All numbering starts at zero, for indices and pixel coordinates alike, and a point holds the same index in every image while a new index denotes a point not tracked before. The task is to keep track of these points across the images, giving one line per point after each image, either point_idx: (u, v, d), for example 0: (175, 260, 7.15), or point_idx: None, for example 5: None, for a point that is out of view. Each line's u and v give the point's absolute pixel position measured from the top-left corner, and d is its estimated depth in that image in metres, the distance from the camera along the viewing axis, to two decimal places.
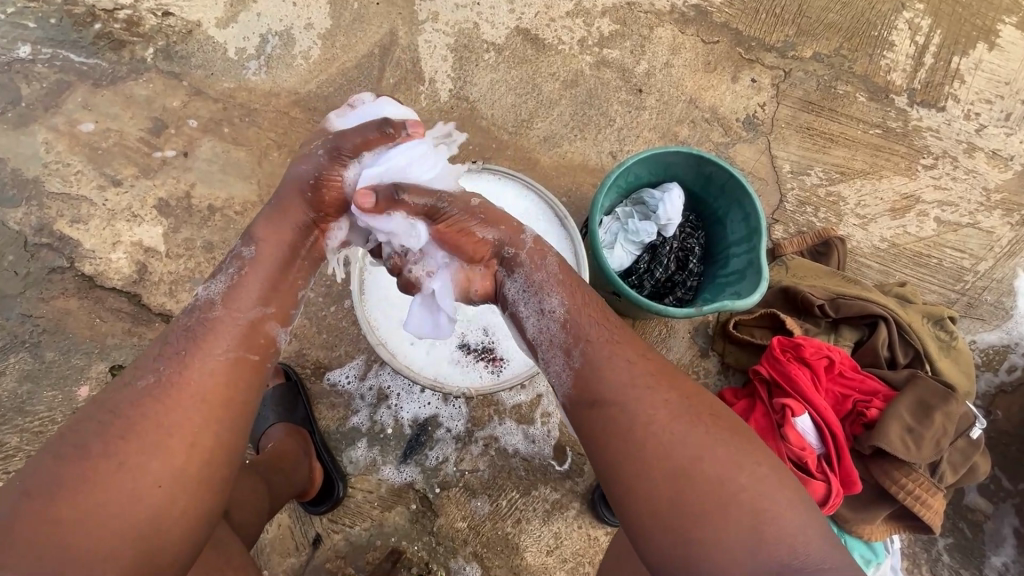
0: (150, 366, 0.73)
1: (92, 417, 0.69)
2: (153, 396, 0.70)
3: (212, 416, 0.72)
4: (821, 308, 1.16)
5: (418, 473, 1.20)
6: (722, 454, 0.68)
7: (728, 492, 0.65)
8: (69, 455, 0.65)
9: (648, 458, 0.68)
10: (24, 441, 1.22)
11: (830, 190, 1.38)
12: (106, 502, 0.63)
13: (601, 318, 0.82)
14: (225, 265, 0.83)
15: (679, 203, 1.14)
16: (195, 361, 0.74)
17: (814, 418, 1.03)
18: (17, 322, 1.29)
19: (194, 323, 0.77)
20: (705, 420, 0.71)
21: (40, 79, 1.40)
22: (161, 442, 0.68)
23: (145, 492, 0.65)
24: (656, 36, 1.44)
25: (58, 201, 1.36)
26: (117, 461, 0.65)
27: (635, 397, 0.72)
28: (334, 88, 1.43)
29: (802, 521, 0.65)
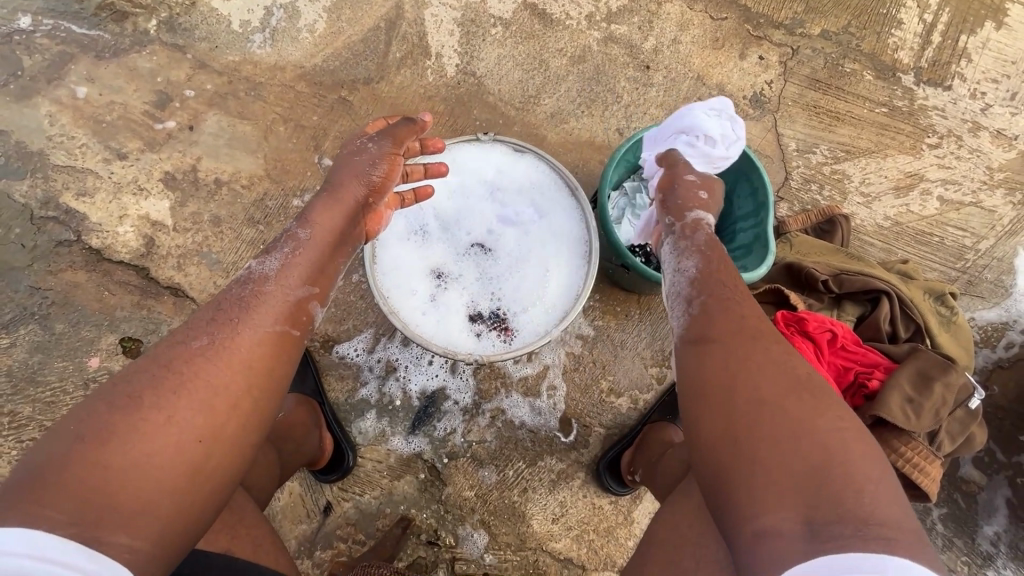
0: (204, 329, 0.74)
1: (141, 369, 0.69)
2: (205, 353, 0.72)
3: (252, 380, 0.73)
4: (824, 284, 1.17)
5: (426, 443, 1.22)
6: (806, 410, 0.68)
7: (804, 441, 0.65)
8: (116, 405, 0.65)
9: (738, 401, 0.71)
10: (36, 411, 1.24)
11: (835, 167, 1.39)
12: (153, 453, 0.63)
13: (728, 281, 0.85)
14: (278, 244, 0.87)
15: None
16: (245, 325, 0.76)
17: None
18: (25, 294, 1.29)
19: (248, 293, 0.80)
20: (796, 381, 0.72)
21: (42, 50, 1.38)
22: (207, 399, 0.69)
23: (187, 447, 0.66)
24: (664, 12, 1.44)
25: (63, 174, 1.35)
26: (166, 414, 0.66)
27: (746, 347, 0.75)
28: (340, 62, 1.42)
29: (885, 503, 0.61)
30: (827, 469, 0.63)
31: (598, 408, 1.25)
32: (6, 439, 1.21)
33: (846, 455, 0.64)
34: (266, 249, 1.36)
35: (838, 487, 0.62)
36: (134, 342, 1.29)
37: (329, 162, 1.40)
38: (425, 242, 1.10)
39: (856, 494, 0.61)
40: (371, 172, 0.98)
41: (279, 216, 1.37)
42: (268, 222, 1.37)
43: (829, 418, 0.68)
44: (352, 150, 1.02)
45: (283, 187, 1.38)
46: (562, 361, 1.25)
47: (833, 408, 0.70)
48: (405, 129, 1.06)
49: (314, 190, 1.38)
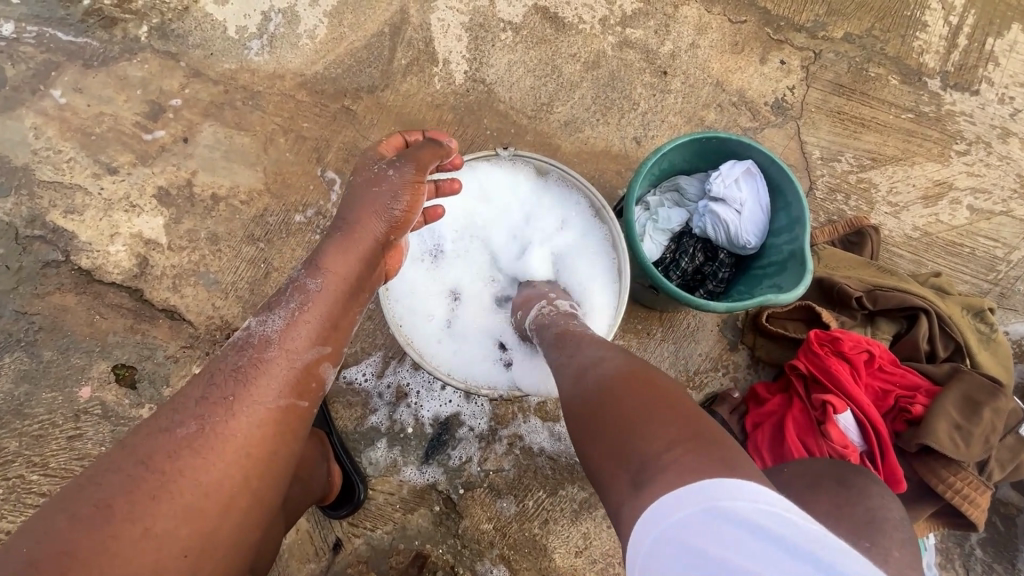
0: (192, 413, 0.68)
1: (121, 467, 0.63)
2: (194, 448, 0.65)
3: (248, 474, 0.68)
4: (858, 300, 1.12)
5: (440, 474, 1.15)
6: (623, 393, 0.61)
7: (620, 427, 0.58)
8: (93, 516, 0.59)
9: (568, 427, 0.66)
10: (24, 445, 1.16)
11: (861, 176, 1.34)
12: (131, 573, 0.59)
13: (549, 324, 0.86)
14: (284, 297, 0.80)
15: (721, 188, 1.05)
16: (242, 404, 0.70)
17: (856, 414, 1.00)
18: (10, 319, 1.21)
19: (245, 361, 0.73)
20: (615, 369, 0.65)
21: (25, 59, 1.30)
22: (193, 504, 0.63)
23: (169, 562, 0.61)
24: (681, 15, 1.38)
25: (49, 190, 1.27)
26: (146, 525, 0.60)
27: (558, 377, 0.73)
28: (342, 69, 1.35)
29: (653, 443, 0.54)
30: (641, 446, 0.55)
31: None
32: None
33: (651, 426, 0.56)
34: (267, 268, 1.28)
35: (632, 448, 0.56)
36: (128, 370, 1.22)
37: (332, 175, 1.33)
38: (443, 266, 1.05)
39: (643, 444, 0.55)
40: (393, 208, 0.90)
41: (280, 233, 1.30)
42: (268, 239, 1.29)
43: (652, 390, 0.60)
44: (368, 179, 0.92)
45: (285, 202, 1.31)
46: None
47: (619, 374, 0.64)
48: (429, 151, 0.94)
49: (317, 205, 1.31)
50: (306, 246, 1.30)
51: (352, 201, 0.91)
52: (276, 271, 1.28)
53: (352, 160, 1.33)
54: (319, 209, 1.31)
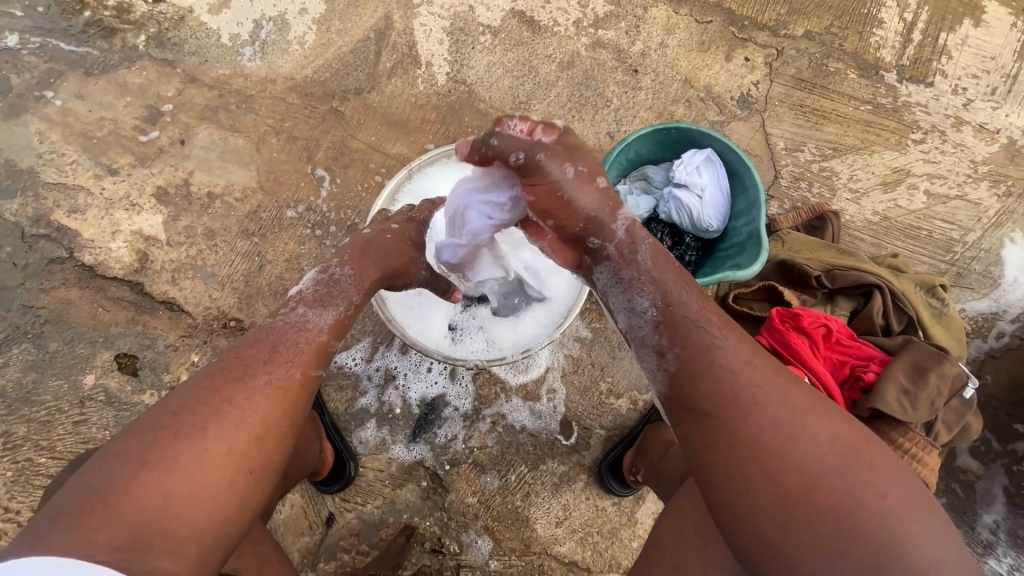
0: (261, 364, 0.76)
1: (202, 396, 0.72)
2: (264, 390, 0.74)
3: (297, 417, 0.77)
4: (817, 279, 1.19)
5: (427, 451, 1.21)
6: (847, 479, 0.65)
7: (841, 509, 0.64)
8: (179, 434, 0.68)
9: (762, 477, 0.67)
10: (32, 431, 1.23)
11: (823, 165, 1.41)
12: (209, 484, 0.67)
13: (699, 318, 0.79)
14: (332, 296, 0.88)
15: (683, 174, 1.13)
16: (295, 366, 0.78)
17: (813, 383, 1.06)
18: (18, 313, 1.28)
19: (302, 337, 0.82)
20: (834, 443, 0.68)
21: (30, 69, 1.38)
22: (259, 434, 0.72)
23: (238, 480, 0.69)
24: (650, 16, 1.46)
25: (54, 192, 1.34)
26: (221, 445, 0.69)
27: (744, 411, 0.70)
28: (330, 73, 1.42)
29: (924, 545, 0.62)
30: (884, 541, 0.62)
31: (598, 410, 1.26)
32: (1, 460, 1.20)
33: (898, 522, 0.63)
34: (261, 261, 1.35)
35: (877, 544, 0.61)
36: (130, 358, 1.29)
37: (322, 172, 1.40)
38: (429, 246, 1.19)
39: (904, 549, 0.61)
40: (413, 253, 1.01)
41: (273, 228, 1.37)
42: (262, 234, 1.36)
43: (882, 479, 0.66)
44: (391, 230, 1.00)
45: (277, 198, 1.38)
46: (562, 364, 1.26)
47: (863, 449, 0.68)
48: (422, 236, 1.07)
49: (308, 201, 1.38)
50: (298, 240, 1.37)
51: (377, 241, 0.97)
52: (269, 264, 1.35)
53: (340, 158, 1.40)
54: (310, 205, 1.38)
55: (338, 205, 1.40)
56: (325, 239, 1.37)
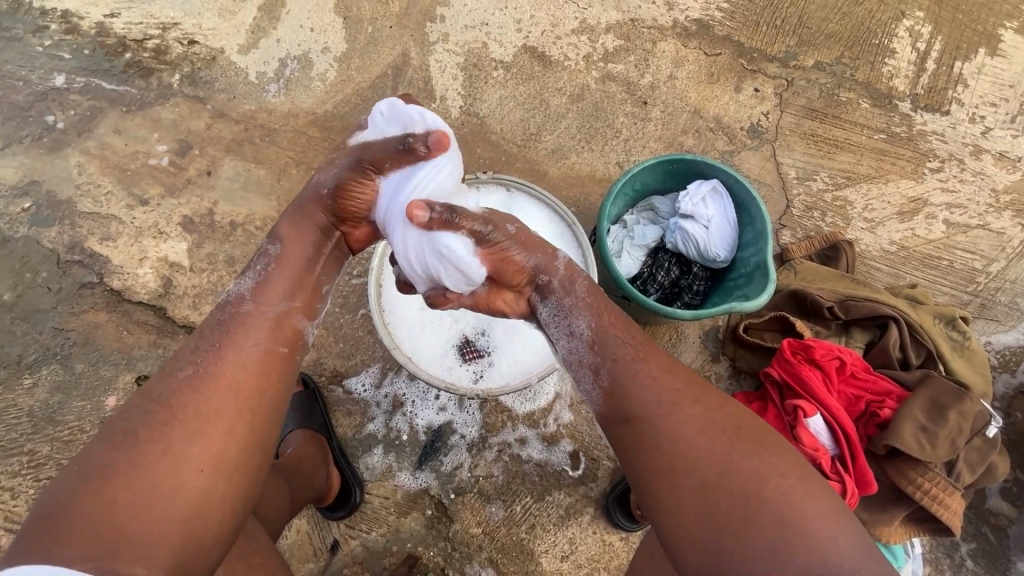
0: (187, 359, 0.78)
1: (139, 406, 0.74)
2: (196, 385, 0.76)
3: (241, 403, 0.77)
4: (830, 310, 1.16)
5: (433, 479, 1.22)
6: (751, 469, 0.70)
7: (754, 499, 0.68)
8: (120, 441, 0.71)
9: (681, 469, 0.72)
10: (55, 449, 1.28)
11: (836, 194, 1.40)
12: (156, 485, 0.69)
13: (626, 336, 0.84)
14: (254, 260, 0.88)
15: (688, 203, 1.13)
16: (229, 349, 0.79)
17: (826, 418, 1.04)
18: (49, 335, 1.35)
19: (228, 317, 0.83)
20: (741, 439, 0.73)
21: (74, 106, 1.48)
22: (205, 424, 0.74)
23: (189, 476, 0.71)
24: (659, 50, 1.48)
25: (89, 220, 1.42)
26: (163, 446, 0.71)
27: (665, 415, 0.75)
28: (349, 108, 1.49)
29: (835, 529, 0.67)
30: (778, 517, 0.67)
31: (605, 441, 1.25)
32: (26, 477, 1.26)
33: (799, 508, 0.67)
34: None
35: (792, 529, 0.66)
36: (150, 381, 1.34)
37: None
38: None
39: (812, 534, 0.65)
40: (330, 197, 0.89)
41: None
42: None
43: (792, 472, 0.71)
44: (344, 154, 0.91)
45: None
46: (569, 394, 1.25)
47: (777, 450, 0.73)
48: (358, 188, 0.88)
49: None
50: None
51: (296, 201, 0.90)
52: None
53: None
54: None
55: None
56: None
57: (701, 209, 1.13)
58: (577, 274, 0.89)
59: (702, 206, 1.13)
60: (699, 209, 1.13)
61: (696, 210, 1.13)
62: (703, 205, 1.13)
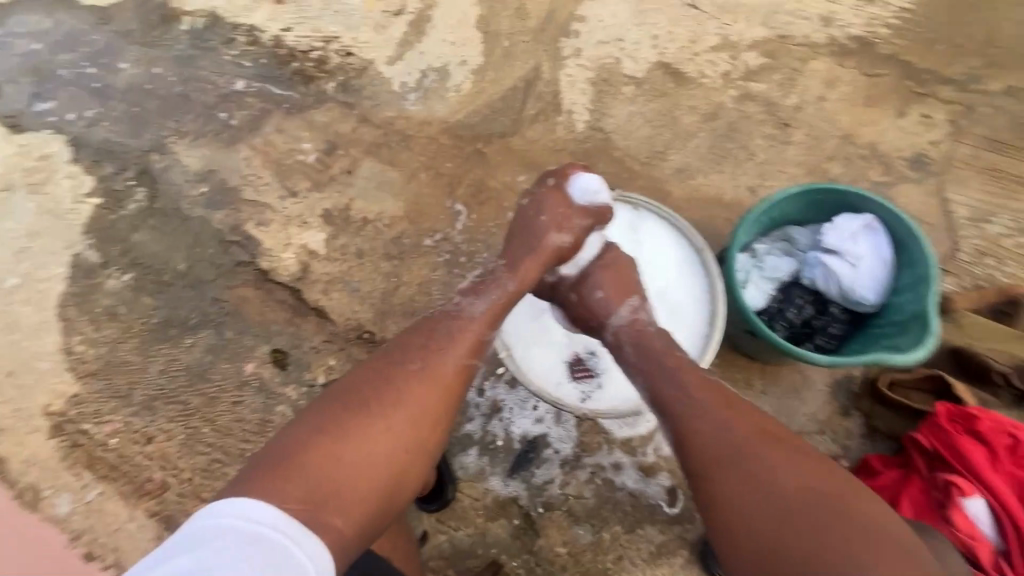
0: (412, 356, 0.88)
1: (366, 381, 0.84)
2: (416, 380, 0.86)
3: (443, 407, 0.87)
4: (1000, 375, 1.03)
5: (523, 489, 1.22)
6: (814, 529, 0.69)
7: (818, 560, 0.67)
8: (350, 409, 0.80)
9: (743, 529, 0.73)
10: (202, 403, 1.48)
11: (1021, 241, 1.19)
12: (372, 455, 0.78)
13: (687, 385, 0.86)
14: (488, 285, 1.00)
15: (834, 238, 1.03)
16: (445, 357, 0.89)
17: (988, 502, 0.89)
18: (208, 303, 1.56)
19: (453, 331, 0.93)
20: (806, 496, 0.71)
21: (248, 107, 1.70)
22: (415, 418, 0.83)
23: (397, 457, 0.80)
24: (809, 69, 1.37)
25: (249, 207, 1.62)
26: (385, 425, 0.80)
27: (725, 472, 0.76)
28: (479, 118, 1.55)
29: None
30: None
31: None
32: (178, 424, 1.47)
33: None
34: (397, 282, 1.50)
35: None
36: (282, 354, 1.50)
37: (460, 207, 1.52)
38: None
39: None
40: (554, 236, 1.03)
41: (411, 253, 1.51)
42: (402, 257, 1.51)
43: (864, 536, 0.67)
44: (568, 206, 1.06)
45: (418, 227, 1.53)
46: None
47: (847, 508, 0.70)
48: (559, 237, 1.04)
49: (444, 232, 1.51)
50: (430, 267, 1.50)
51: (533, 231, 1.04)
52: (404, 285, 1.49)
53: (478, 196, 1.52)
54: (446, 236, 1.51)
55: (471, 238, 1.51)
56: (454, 269, 1.49)
57: (849, 245, 1.02)
58: (624, 340, 0.97)
59: (850, 242, 1.02)
60: (846, 244, 1.02)
61: (842, 247, 1.02)
62: (852, 241, 1.02)
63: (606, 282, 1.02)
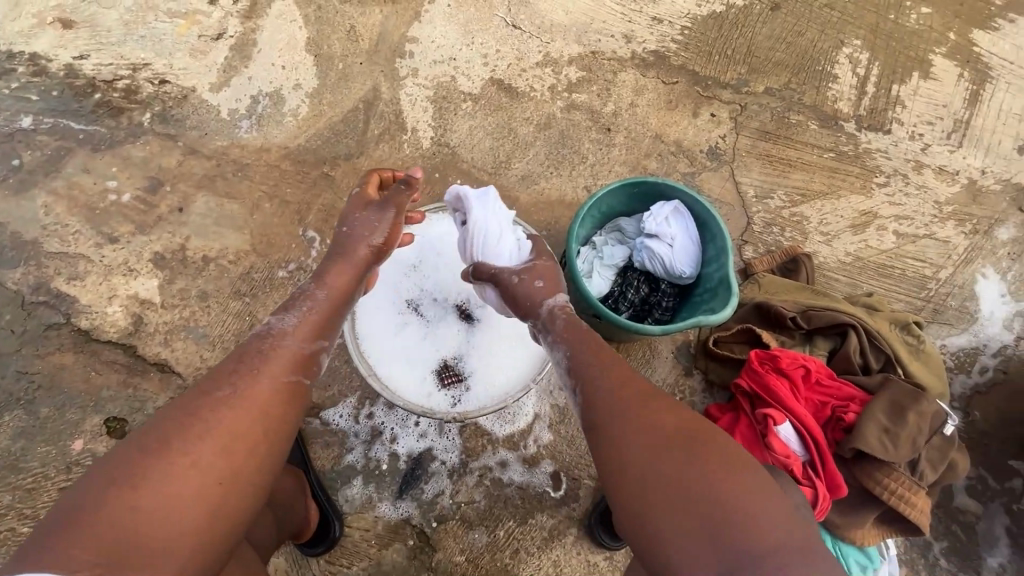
0: (226, 378, 0.78)
1: (170, 414, 0.73)
2: (229, 402, 0.75)
3: (268, 427, 0.77)
4: (793, 320, 1.21)
5: (414, 508, 1.20)
6: (688, 465, 0.69)
7: (689, 491, 0.68)
8: (149, 449, 0.69)
9: (625, 469, 0.72)
10: (17, 499, 1.24)
11: (794, 211, 1.47)
12: (176, 495, 0.67)
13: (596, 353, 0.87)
14: (296, 301, 0.91)
15: (652, 223, 1.18)
16: (263, 374, 0.80)
17: (795, 425, 1.07)
18: (12, 379, 1.31)
19: (267, 346, 0.83)
20: (686, 437, 0.72)
21: (41, 146, 1.47)
22: (227, 445, 0.72)
23: (209, 490, 0.69)
24: (620, 80, 1.56)
25: (55, 260, 1.40)
26: (192, 458, 0.69)
27: (617, 421, 0.76)
28: (322, 141, 1.52)
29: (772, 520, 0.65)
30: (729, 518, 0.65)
31: (586, 460, 1.25)
32: None
33: (730, 500, 0.66)
34: (252, 320, 1.40)
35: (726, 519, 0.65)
36: (119, 422, 1.31)
37: (313, 234, 1.46)
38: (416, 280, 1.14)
39: (749, 525, 0.64)
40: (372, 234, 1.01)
41: (264, 287, 1.42)
42: (254, 293, 1.41)
43: (734, 469, 0.69)
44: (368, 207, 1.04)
45: (269, 260, 1.44)
46: (548, 414, 1.26)
47: (719, 448, 0.71)
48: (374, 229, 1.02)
49: (298, 261, 1.44)
50: None
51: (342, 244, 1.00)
52: (260, 323, 1.40)
53: (331, 220, 1.48)
54: (300, 264, 1.44)
55: None
56: None
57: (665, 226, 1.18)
58: (558, 315, 0.95)
59: (665, 224, 1.18)
60: (662, 226, 1.18)
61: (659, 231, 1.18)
62: (665, 223, 1.18)
63: (542, 273, 1.01)
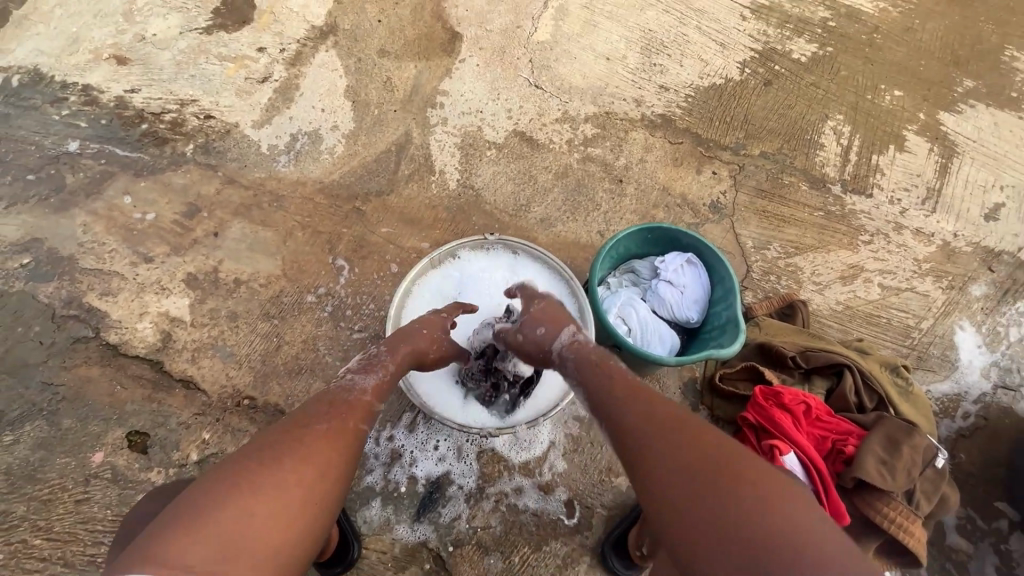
0: (321, 417, 0.86)
1: (276, 438, 0.80)
2: (328, 435, 0.83)
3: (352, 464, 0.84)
4: (793, 359, 1.31)
5: (431, 531, 1.23)
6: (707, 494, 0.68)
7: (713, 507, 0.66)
8: (261, 463, 0.75)
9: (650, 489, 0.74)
10: (31, 510, 1.24)
11: (788, 261, 1.61)
12: (282, 506, 0.72)
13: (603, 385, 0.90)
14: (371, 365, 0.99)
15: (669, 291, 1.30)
16: (352, 419, 0.88)
17: (800, 456, 1.14)
18: (35, 390, 1.33)
19: (352, 397, 0.92)
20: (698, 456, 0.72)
21: (85, 169, 1.56)
22: (325, 471, 0.79)
23: (307, 505, 0.75)
24: (630, 138, 1.72)
25: (90, 276, 1.45)
26: (298, 475, 0.76)
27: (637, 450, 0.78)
28: (355, 177, 1.63)
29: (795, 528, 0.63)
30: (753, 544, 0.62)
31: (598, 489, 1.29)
32: None
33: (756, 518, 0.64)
34: (278, 341, 1.45)
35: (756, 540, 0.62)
36: (140, 437, 1.32)
37: (342, 262, 1.54)
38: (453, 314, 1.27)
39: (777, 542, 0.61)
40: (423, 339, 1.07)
41: (293, 311, 1.48)
42: (282, 316, 1.47)
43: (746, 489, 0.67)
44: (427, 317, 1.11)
45: (299, 284, 1.51)
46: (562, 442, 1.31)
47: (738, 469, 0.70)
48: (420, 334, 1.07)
49: (327, 286, 1.51)
50: (315, 322, 1.48)
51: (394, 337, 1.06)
52: (286, 344, 1.45)
53: (359, 251, 1.56)
54: (329, 290, 1.51)
55: (355, 291, 1.53)
56: (340, 322, 1.49)
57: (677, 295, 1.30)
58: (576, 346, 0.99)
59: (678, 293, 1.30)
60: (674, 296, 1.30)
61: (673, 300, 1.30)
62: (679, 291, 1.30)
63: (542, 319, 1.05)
